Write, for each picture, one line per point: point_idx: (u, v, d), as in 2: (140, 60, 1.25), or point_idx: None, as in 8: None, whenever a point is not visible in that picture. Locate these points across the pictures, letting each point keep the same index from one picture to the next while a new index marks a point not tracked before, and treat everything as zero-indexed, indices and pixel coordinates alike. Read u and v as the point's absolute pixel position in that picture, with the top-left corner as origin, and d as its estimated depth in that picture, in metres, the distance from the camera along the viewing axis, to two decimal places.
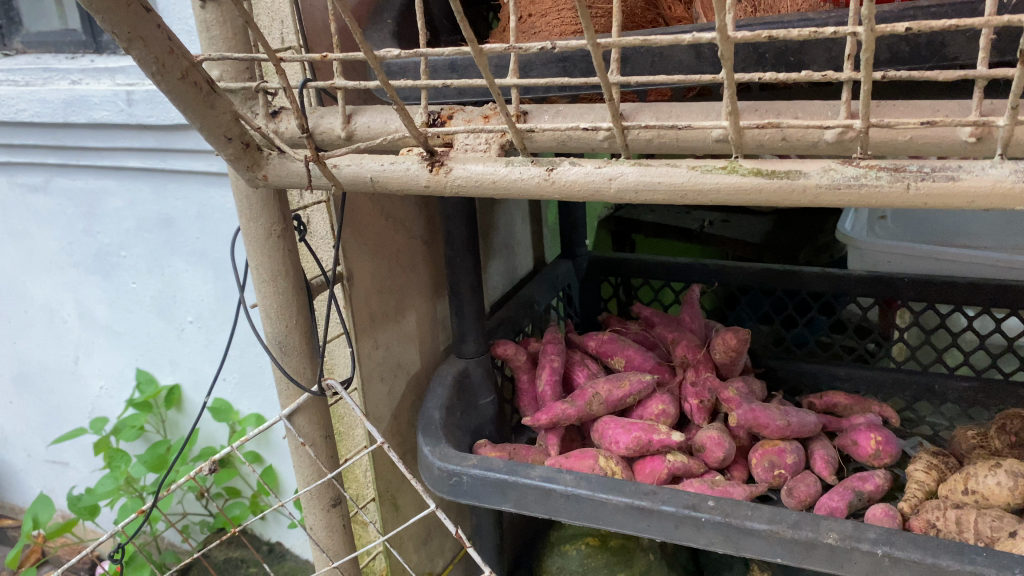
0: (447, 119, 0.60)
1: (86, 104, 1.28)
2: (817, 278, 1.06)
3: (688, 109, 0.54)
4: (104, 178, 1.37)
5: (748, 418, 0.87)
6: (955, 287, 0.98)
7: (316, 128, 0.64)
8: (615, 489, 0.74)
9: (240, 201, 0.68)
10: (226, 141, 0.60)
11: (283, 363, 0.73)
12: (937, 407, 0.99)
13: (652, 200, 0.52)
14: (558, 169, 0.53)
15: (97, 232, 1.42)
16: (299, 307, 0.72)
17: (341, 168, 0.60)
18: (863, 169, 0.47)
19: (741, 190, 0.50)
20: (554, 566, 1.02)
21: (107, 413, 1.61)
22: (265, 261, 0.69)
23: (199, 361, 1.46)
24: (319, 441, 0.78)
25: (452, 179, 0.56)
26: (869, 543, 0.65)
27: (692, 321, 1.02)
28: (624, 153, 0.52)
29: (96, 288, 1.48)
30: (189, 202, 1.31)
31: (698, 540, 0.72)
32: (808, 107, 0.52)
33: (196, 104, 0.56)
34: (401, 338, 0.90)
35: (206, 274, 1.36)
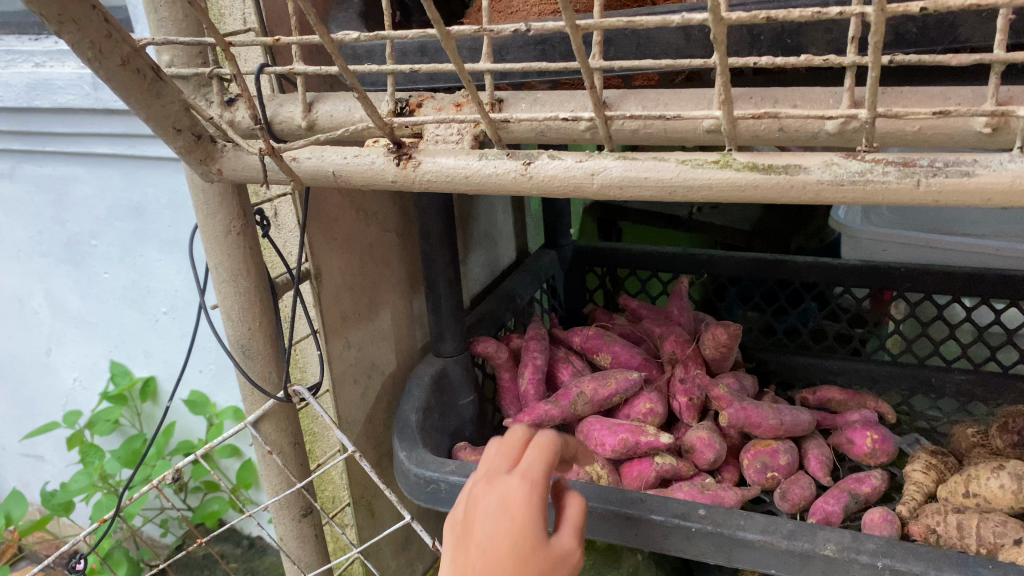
0: (416, 107, 0.55)
1: (51, 88, 1.23)
2: (809, 268, 1.02)
3: (678, 96, 0.49)
4: (72, 165, 1.30)
5: (739, 417, 0.83)
6: (953, 277, 0.95)
7: (275, 118, 0.59)
8: (600, 496, 0.70)
9: (195, 195, 0.63)
10: (175, 133, 0.55)
11: (246, 368, 0.69)
12: (934, 401, 0.95)
13: (638, 197, 0.48)
14: (536, 163, 0.49)
15: (66, 220, 1.36)
16: (262, 307, 0.67)
17: (301, 161, 0.55)
18: (868, 163, 0.43)
19: (735, 186, 0.45)
20: None
21: (81, 406, 1.56)
22: (225, 260, 0.65)
23: (175, 353, 1.41)
24: (287, 449, 0.73)
25: (421, 174, 0.52)
26: (869, 555, 0.62)
27: (680, 314, 0.97)
28: (607, 146, 0.48)
29: (66, 279, 1.41)
30: (160, 189, 1.26)
31: (688, 550, 0.68)
32: (808, 94, 0.47)
33: (140, 93, 0.51)
34: (375, 337, 0.85)
35: (180, 264, 1.31)
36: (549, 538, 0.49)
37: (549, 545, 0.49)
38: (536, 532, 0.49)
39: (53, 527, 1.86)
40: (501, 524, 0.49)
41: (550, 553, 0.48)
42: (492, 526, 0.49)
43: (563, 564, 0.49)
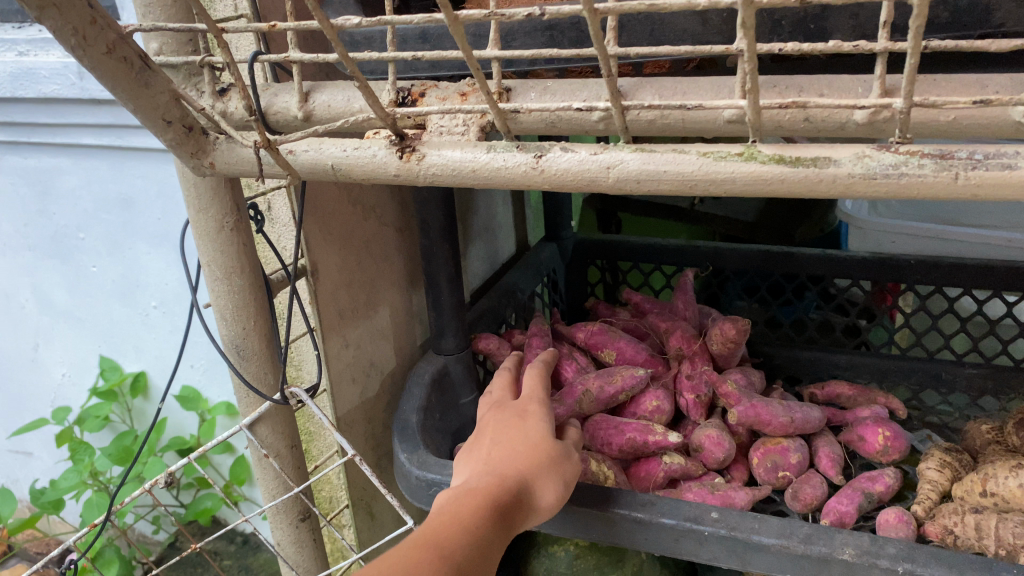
0: (418, 97, 0.53)
1: (35, 77, 1.20)
2: (815, 261, 1.00)
3: (696, 84, 0.47)
4: (58, 156, 1.26)
5: (749, 414, 0.81)
6: (962, 270, 0.93)
7: (269, 108, 0.56)
8: (609, 499, 0.68)
9: (186, 189, 0.60)
10: (165, 125, 0.52)
11: (241, 369, 0.66)
12: (945, 395, 0.93)
13: (657, 191, 0.45)
14: (548, 156, 0.46)
15: (52, 214, 1.32)
16: (257, 305, 0.65)
17: (297, 154, 0.52)
18: (903, 156, 0.40)
19: (761, 179, 0.43)
20: (541, 567, 0.96)
21: (70, 402, 1.53)
22: (217, 257, 0.62)
23: (165, 347, 1.38)
24: (284, 452, 0.71)
25: (425, 167, 0.49)
26: (889, 560, 0.60)
27: (685, 308, 0.95)
28: (622, 138, 0.45)
29: (53, 273, 1.38)
30: (149, 180, 1.22)
31: (700, 554, 0.66)
32: (835, 83, 0.45)
33: (128, 84, 0.48)
34: (374, 335, 0.83)
35: (170, 257, 1.28)
36: (554, 438, 0.66)
37: (554, 442, 0.65)
38: (544, 430, 0.66)
39: (43, 525, 1.83)
40: (518, 426, 0.66)
41: (555, 444, 0.65)
42: (510, 429, 0.66)
43: (565, 460, 0.64)
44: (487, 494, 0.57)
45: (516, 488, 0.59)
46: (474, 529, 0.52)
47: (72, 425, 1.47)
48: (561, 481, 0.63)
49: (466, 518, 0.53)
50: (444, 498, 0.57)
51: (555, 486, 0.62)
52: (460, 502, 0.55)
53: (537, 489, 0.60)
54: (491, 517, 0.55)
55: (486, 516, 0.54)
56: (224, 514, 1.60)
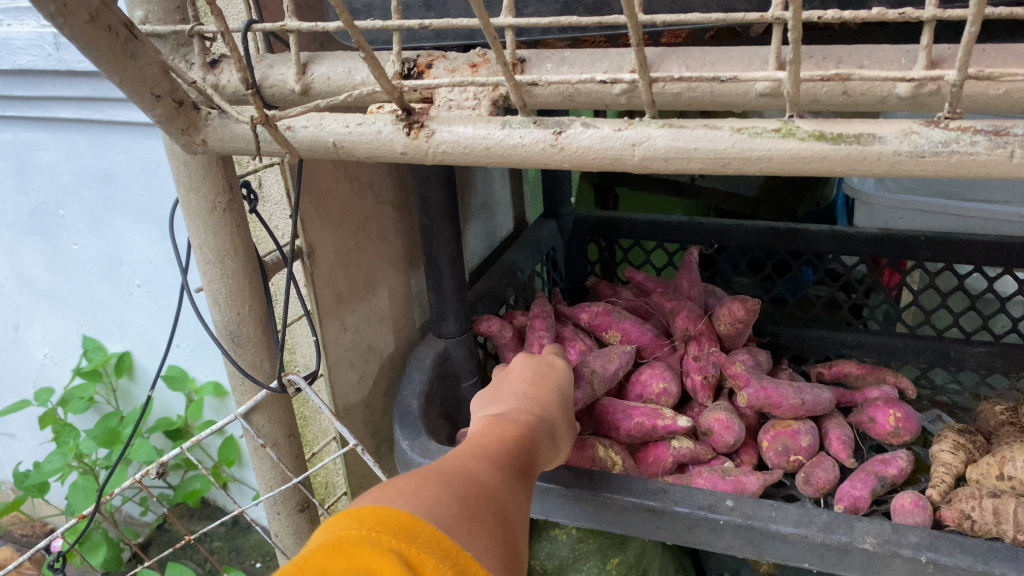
0: (425, 68, 0.49)
1: (10, 49, 1.15)
2: (822, 237, 0.99)
3: (726, 55, 0.44)
4: (34, 130, 1.21)
5: (758, 397, 0.79)
6: (975, 247, 0.91)
7: (265, 81, 0.53)
8: (621, 488, 0.66)
9: (176, 167, 0.56)
10: (154, 99, 0.48)
11: (236, 356, 0.63)
12: (954, 374, 0.92)
13: (686, 169, 0.42)
14: (567, 132, 0.43)
15: (30, 189, 1.27)
16: (252, 290, 0.61)
17: (297, 130, 0.49)
18: (953, 132, 0.37)
19: (800, 157, 0.40)
20: (542, 551, 0.91)
21: (53, 382, 1.49)
22: (209, 239, 0.59)
23: (151, 327, 1.35)
24: (281, 442, 0.68)
25: (435, 144, 0.46)
26: (911, 549, 0.58)
27: (690, 288, 0.93)
28: (649, 112, 0.42)
29: (32, 250, 1.33)
30: (130, 155, 1.18)
31: (715, 543, 0.64)
32: (875, 54, 0.42)
33: (113, 55, 0.45)
34: (373, 318, 0.80)
35: (153, 235, 1.24)
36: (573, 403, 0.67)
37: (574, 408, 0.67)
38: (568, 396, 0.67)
39: (28, 508, 1.80)
40: (551, 380, 0.67)
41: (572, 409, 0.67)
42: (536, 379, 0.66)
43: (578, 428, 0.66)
44: (523, 422, 0.56)
45: (549, 429, 0.59)
46: (519, 451, 0.52)
47: (56, 406, 1.44)
48: (570, 440, 0.64)
49: (514, 441, 0.53)
50: (482, 421, 0.56)
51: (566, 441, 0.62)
52: (502, 426, 0.55)
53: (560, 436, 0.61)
54: (533, 448, 0.54)
55: (526, 443, 0.54)
56: (212, 495, 1.57)
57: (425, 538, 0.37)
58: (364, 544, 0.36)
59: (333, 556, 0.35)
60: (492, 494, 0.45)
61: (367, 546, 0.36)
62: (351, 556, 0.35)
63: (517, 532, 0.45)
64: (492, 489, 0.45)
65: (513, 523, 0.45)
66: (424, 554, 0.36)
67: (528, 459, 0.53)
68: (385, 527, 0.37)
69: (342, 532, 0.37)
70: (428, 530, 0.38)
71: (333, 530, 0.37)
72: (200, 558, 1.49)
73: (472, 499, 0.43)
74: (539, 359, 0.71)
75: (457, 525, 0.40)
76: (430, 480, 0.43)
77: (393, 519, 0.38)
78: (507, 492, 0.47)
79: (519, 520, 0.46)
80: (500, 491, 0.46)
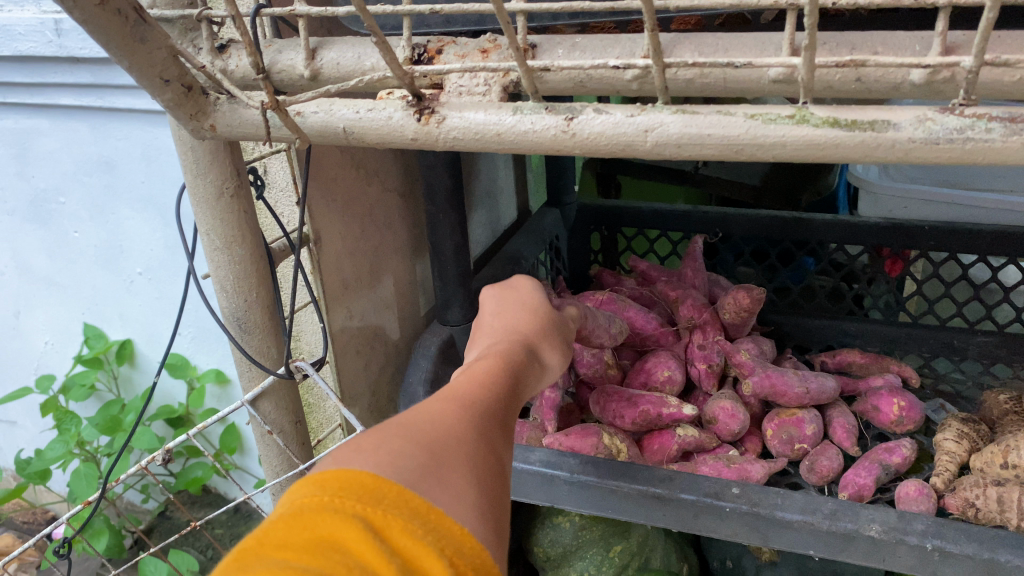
0: (435, 54, 0.49)
1: (10, 34, 1.14)
2: (827, 226, 0.99)
3: (739, 41, 0.43)
4: (34, 117, 1.20)
5: (763, 384, 0.80)
6: (980, 237, 0.91)
7: (273, 66, 0.53)
8: (626, 475, 0.66)
9: (183, 152, 0.56)
10: (163, 84, 0.48)
11: (243, 343, 0.63)
12: (957, 364, 0.92)
13: (699, 155, 0.42)
14: (579, 118, 0.43)
15: (30, 176, 1.26)
16: (259, 276, 0.61)
17: (307, 116, 0.49)
18: (968, 119, 0.37)
19: (814, 145, 0.40)
20: (546, 539, 0.91)
21: (54, 370, 1.49)
22: (216, 225, 0.58)
23: (153, 314, 1.35)
24: (288, 428, 0.69)
25: (445, 130, 0.46)
26: (917, 536, 0.58)
27: (695, 277, 0.92)
28: (662, 98, 0.42)
29: (33, 238, 1.33)
30: (132, 142, 1.17)
31: (721, 530, 0.64)
32: (889, 41, 0.42)
33: (122, 39, 0.44)
34: (378, 304, 0.80)
35: (154, 222, 1.23)
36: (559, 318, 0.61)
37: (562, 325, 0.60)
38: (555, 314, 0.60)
39: (29, 494, 1.80)
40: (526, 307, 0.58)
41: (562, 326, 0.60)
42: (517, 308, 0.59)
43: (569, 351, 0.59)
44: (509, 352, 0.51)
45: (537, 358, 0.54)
46: (502, 387, 0.47)
47: (57, 393, 1.44)
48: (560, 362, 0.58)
49: (496, 373, 0.48)
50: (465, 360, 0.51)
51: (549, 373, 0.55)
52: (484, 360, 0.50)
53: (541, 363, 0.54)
54: (518, 380, 0.49)
55: (507, 378, 0.48)
56: (214, 483, 1.57)
57: (394, 499, 0.34)
58: (328, 512, 0.32)
59: (293, 524, 0.32)
60: (467, 440, 0.40)
61: (331, 514, 0.32)
62: (313, 524, 0.32)
63: (499, 481, 0.40)
64: (467, 432, 0.41)
65: (493, 469, 0.40)
66: (391, 516, 0.33)
67: (513, 399, 0.47)
68: (348, 491, 0.33)
69: (303, 500, 0.33)
70: (396, 490, 0.34)
71: (294, 497, 0.33)
72: (202, 545, 1.50)
73: (442, 450, 0.39)
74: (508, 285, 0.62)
75: (424, 482, 0.36)
76: (393, 431, 0.39)
77: (359, 482, 0.34)
78: (486, 435, 0.42)
79: (502, 456, 0.42)
80: (477, 435, 0.41)
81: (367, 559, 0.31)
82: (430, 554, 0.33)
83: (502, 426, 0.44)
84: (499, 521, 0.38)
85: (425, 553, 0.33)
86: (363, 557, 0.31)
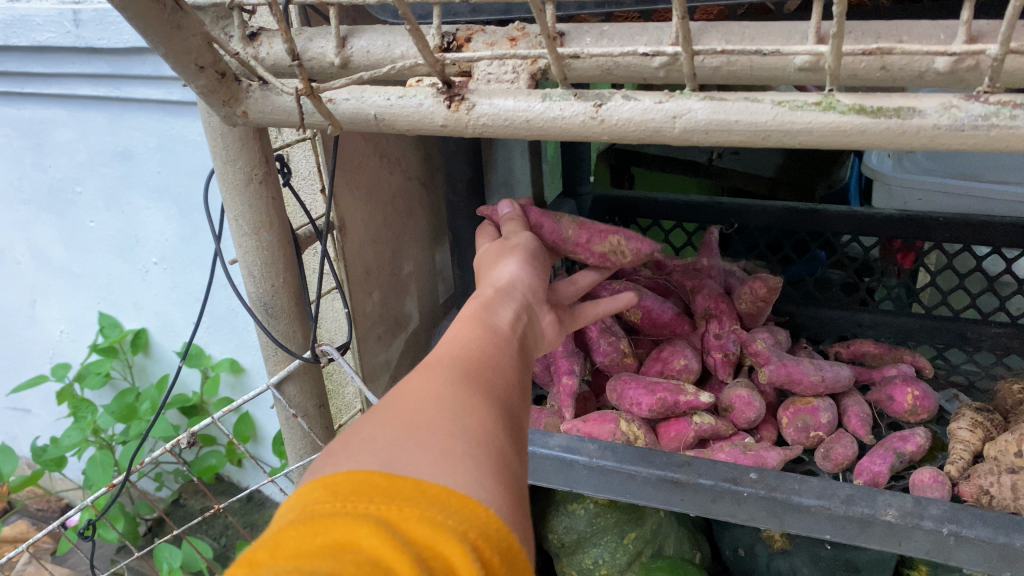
0: (464, 42, 0.50)
1: (28, 25, 1.13)
2: (842, 218, 1.01)
3: (766, 29, 0.44)
4: (51, 107, 1.21)
5: (780, 374, 0.80)
6: (994, 228, 0.91)
7: (304, 54, 0.54)
8: (644, 460, 0.67)
9: (213, 139, 0.57)
10: (198, 70, 0.49)
11: (270, 327, 0.65)
12: (971, 354, 0.92)
13: (725, 141, 0.43)
14: (608, 105, 0.44)
15: (47, 166, 1.27)
16: (286, 261, 0.62)
17: (338, 103, 0.50)
18: (993, 106, 0.38)
19: (840, 131, 0.40)
20: (560, 525, 0.93)
21: (69, 358, 1.51)
22: (245, 210, 0.60)
23: (168, 303, 1.36)
24: (312, 412, 0.70)
25: (475, 117, 0.47)
26: (933, 521, 0.59)
27: (711, 267, 0.93)
28: (689, 85, 0.43)
29: (50, 227, 1.34)
30: (148, 133, 1.17)
31: (738, 515, 0.65)
32: (914, 30, 0.42)
33: (160, 25, 0.45)
34: (399, 292, 0.82)
35: (169, 212, 1.24)
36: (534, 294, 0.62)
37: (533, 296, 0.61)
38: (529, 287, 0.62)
39: (44, 481, 1.82)
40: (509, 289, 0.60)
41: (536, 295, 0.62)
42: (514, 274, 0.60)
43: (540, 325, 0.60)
44: (481, 327, 0.51)
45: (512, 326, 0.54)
46: (473, 353, 0.47)
47: (73, 381, 1.45)
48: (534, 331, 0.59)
49: (465, 344, 0.48)
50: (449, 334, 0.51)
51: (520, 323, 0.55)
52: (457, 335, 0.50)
53: (511, 322, 0.54)
54: (492, 345, 0.49)
55: (480, 346, 0.48)
56: (228, 472, 1.59)
57: (409, 494, 0.33)
58: (341, 517, 0.31)
59: (304, 532, 0.31)
60: (445, 405, 0.40)
61: (343, 518, 0.31)
62: (325, 528, 0.31)
63: (489, 432, 0.40)
64: (443, 398, 0.41)
65: (480, 424, 0.40)
66: (407, 509, 0.32)
67: (492, 361, 0.47)
68: (359, 495, 0.32)
69: (314, 507, 0.32)
70: (403, 481, 0.33)
71: (303, 507, 0.32)
72: (216, 532, 1.51)
73: (420, 422, 0.39)
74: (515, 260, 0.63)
75: (403, 455, 0.35)
76: (369, 422, 0.38)
77: (369, 483, 0.33)
78: (463, 395, 0.42)
79: (485, 404, 0.42)
80: (453, 398, 0.41)
81: (382, 553, 0.30)
82: (448, 538, 0.32)
83: (480, 382, 0.44)
84: (494, 464, 0.38)
85: (443, 539, 0.32)
86: (379, 553, 0.30)
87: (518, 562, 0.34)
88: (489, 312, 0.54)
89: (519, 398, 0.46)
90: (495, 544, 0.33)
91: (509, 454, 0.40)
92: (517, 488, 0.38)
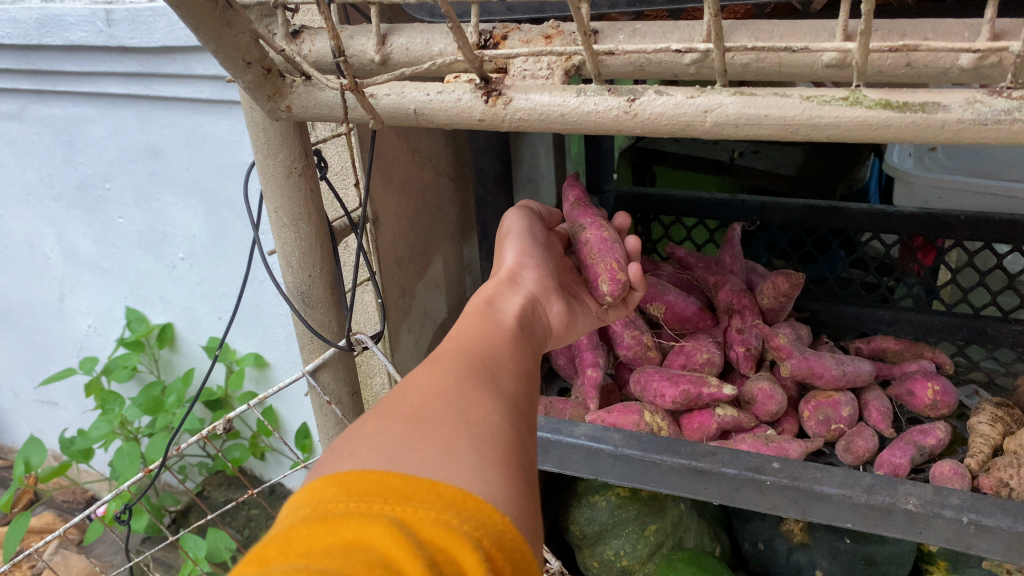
0: (500, 39, 0.52)
1: (62, 24, 1.16)
2: (865, 216, 1.02)
3: (795, 27, 0.46)
4: (82, 105, 1.24)
5: (801, 367, 0.82)
6: (1016, 227, 0.92)
7: (346, 52, 0.56)
8: (668, 449, 0.69)
9: (255, 133, 0.59)
10: (246, 66, 0.51)
11: (306, 315, 0.67)
12: (991, 351, 0.93)
13: (754, 135, 0.45)
14: (641, 99, 0.45)
15: (78, 162, 1.30)
16: (323, 251, 0.65)
17: (379, 98, 0.52)
18: (1016, 101, 0.39)
19: (866, 125, 0.42)
20: (583, 517, 0.94)
21: (96, 351, 1.54)
22: (285, 203, 0.62)
23: (193, 297, 1.38)
24: (345, 399, 0.72)
25: (512, 111, 0.48)
26: (953, 510, 0.60)
27: (733, 263, 0.94)
28: (720, 80, 0.44)
29: (80, 223, 1.37)
30: (177, 131, 1.19)
31: (760, 504, 0.67)
32: (939, 27, 0.44)
33: (211, 23, 0.47)
34: (428, 285, 0.87)
35: (197, 209, 1.26)
36: (544, 280, 0.64)
37: (542, 286, 0.64)
38: (538, 277, 0.64)
39: (70, 474, 1.85)
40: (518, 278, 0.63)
41: (544, 283, 0.64)
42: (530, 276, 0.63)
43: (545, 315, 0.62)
44: (487, 325, 0.53)
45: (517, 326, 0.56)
46: (477, 350, 0.49)
47: (100, 375, 1.48)
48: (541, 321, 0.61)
49: (471, 342, 0.50)
50: (462, 323, 0.53)
51: (523, 320, 0.57)
52: (463, 332, 0.51)
53: (513, 319, 0.56)
54: (496, 343, 0.51)
55: (485, 346, 0.50)
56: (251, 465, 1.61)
57: (425, 495, 0.34)
58: (357, 516, 0.32)
59: (317, 532, 0.31)
60: (447, 399, 0.41)
61: (359, 517, 0.32)
62: (336, 529, 0.31)
63: (491, 424, 0.41)
64: (445, 392, 0.42)
65: (481, 417, 0.41)
66: (422, 511, 0.33)
67: (495, 358, 0.49)
68: (375, 495, 0.33)
69: (327, 506, 0.32)
70: (416, 481, 0.34)
71: (313, 505, 0.33)
72: (240, 523, 1.54)
73: (427, 417, 0.40)
74: (528, 246, 0.66)
75: (412, 450, 0.36)
76: (373, 417, 0.39)
77: (384, 485, 0.33)
78: (467, 391, 0.43)
79: (488, 397, 0.43)
80: (455, 392, 0.42)
81: (392, 555, 0.30)
82: (461, 542, 0.32)
83: (482, 375, 0.46)
84: (496, 457, 0.39)
85: (455, 542, 0.32)
86: (389, 554, 0.30)
87: (530, 567, 0.35)
88: (492, 310, 0.56)
89: (522, 389, 0.48)
90: (507, 551, 0.34)
91: (512, 446, 0.41)
92: (522, 478, 0.39)
